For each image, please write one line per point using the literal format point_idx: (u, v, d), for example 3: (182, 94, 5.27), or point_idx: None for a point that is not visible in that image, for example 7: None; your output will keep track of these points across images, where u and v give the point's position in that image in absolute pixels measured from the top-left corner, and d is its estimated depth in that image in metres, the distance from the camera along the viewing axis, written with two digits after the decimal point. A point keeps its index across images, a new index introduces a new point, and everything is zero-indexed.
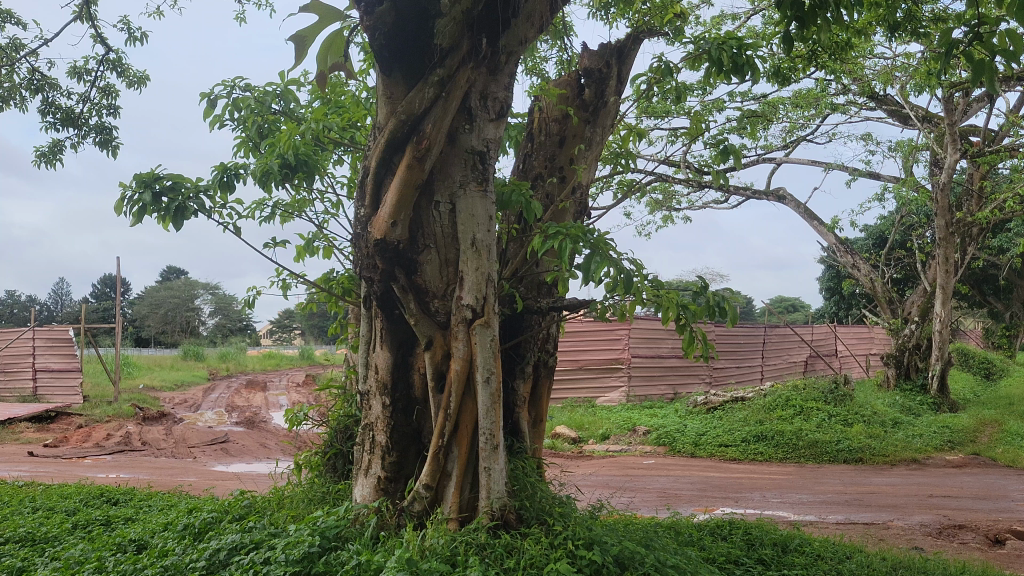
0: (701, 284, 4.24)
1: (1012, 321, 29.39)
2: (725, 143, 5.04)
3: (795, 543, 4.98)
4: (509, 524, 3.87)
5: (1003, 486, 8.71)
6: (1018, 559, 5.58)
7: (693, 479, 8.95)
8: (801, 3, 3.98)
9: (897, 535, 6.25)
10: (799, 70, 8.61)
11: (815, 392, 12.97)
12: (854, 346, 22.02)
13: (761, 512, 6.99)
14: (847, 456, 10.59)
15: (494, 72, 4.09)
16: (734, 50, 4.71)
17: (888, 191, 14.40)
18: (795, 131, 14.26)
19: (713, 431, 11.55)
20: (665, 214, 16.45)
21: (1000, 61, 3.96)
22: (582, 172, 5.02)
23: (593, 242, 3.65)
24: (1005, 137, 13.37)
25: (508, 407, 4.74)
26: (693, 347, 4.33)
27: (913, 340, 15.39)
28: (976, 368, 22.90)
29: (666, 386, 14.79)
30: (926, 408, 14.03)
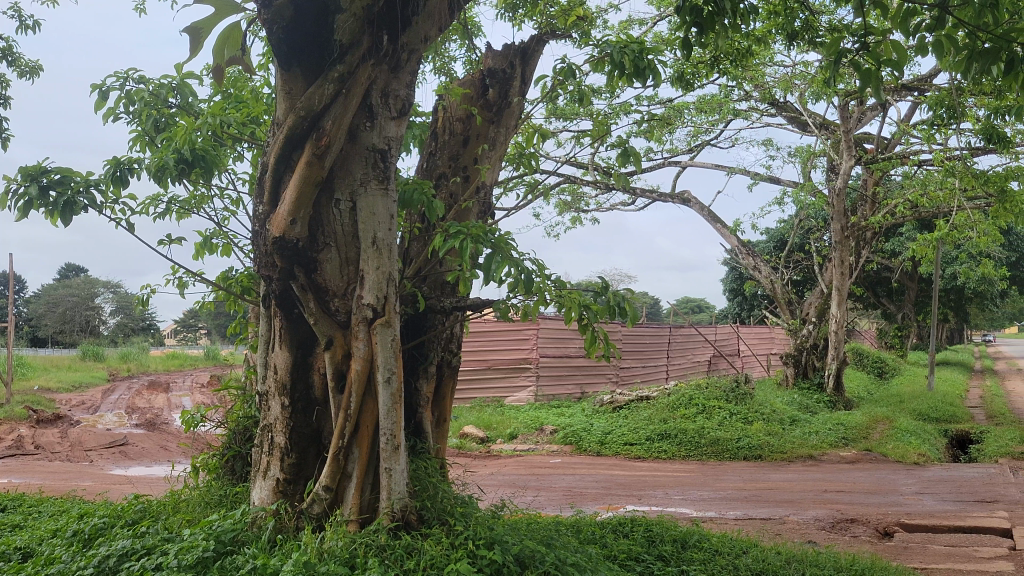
0: (602, 284, 4.26)
1: (904, 322, 30.57)
2: (626, 146, 5.11)
3: (694, 539, 5.09)
4: (410, 525, 3.86)
5: (893, 480, 9.06)
6: (905, 551, 5.80)
7: (599, 478, 9.06)
8: (699, 9, 4.08)
9: (792, 530, 6.43)
10: (704, 76, 8.81)
11: (717, 391, 13.25)
12: (755, 346, 22.59)
13: (663, 509, 7.11)
14: (747, 454, 10.86)
15: (396, 70, 4.07)
16: (635, 54, 4.78)
17: (787, 195, 14.83)
18: (699, 136, 14.55)
19: (618, 430, 11.70)
20: (573, 215, 16.60)
21: (885, 71, 4.12)
22: (486, 172, 5.03)
23: (494, 242, 3.66)
24: (897, 145, 13.88)
25: (411, 407, 4.72)
26: (595, 346, 4.37)
27: (811, 340, 15.87)
28: (870, 367, 23.74)
29: (573, 385, 14.94)
30: (822, 405, 14.49)
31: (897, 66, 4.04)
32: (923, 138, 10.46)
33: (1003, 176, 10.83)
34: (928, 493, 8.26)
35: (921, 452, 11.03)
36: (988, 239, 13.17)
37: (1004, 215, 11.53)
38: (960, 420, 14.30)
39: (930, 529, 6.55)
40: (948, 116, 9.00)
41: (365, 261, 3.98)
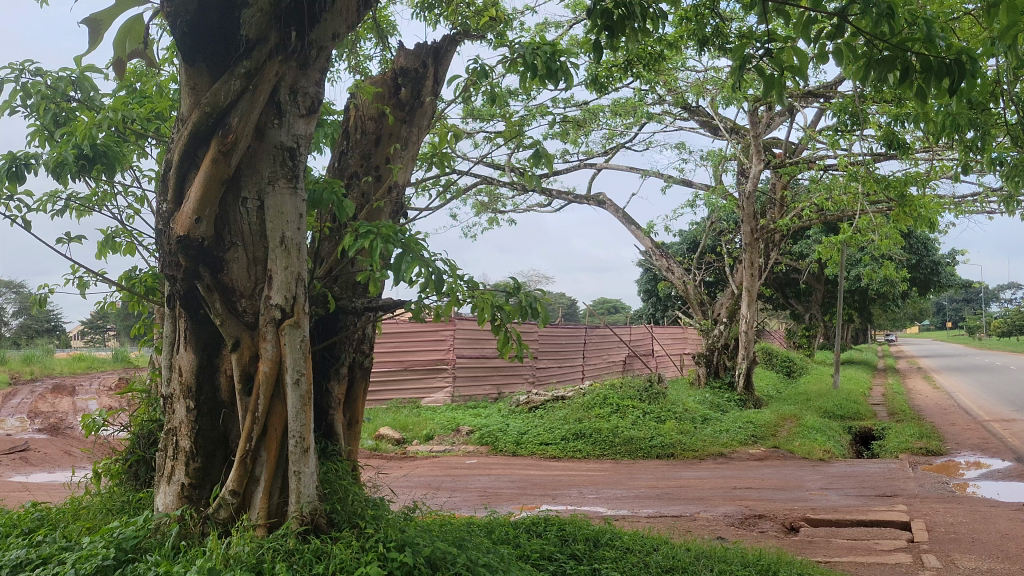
0: (514, 284, 4.28)
1: (811, 322, 31.43)
2: (538, 147, 5.13)
3: (606, 538, 5.14)
4: (320, 528, 3.81)
5: (799, 477, 9.30)
6: (810, 545, 5.97)
7: (514, 478, 9.09)
8: (610, 13, 4.11)
9: (702, 526, 6.55)
10: (618, 79, 8.91)
11: (631, 391, 13.42)
12: (669, 346, 22.95)
13: (577, 508, 7.17)
14: (660, 452, 11.03)
15: (305, 66, 4.01)
16: (548, 56, 4.80)
17: (699, 198, 15.11)
18: (614, 138, 14.71)
19: (534, 430, 11.76)
20: (490, 216, 16.62)
21: (789, 77, 4.24)
22: (399, 171, 5.01)
23: (405, 242, 3.63)
24: (804, 150, 14.25)
25: (322, 409, 4.66)
26: (508, 347, 4.38)
27: (722, 340, 16.21)
28: (779, 366, 24.35)
29: (489, 386, 14.97)
30: (733, 404, 14.80)
31: (798, 72, 4.17)
32: (828, 144, 10.76)
33: (903, 181, 11.22)
34: (833, 488, 8.50)
35: (826, 448, 11.35)
36: (890, 242, 13.63)
37: (905, 219, 11.95)
38: (864, 416, 14.78)
39: (835, 524, 6.75)
40: (851, 123, 9.28)
41: (273, 261, 3.92)
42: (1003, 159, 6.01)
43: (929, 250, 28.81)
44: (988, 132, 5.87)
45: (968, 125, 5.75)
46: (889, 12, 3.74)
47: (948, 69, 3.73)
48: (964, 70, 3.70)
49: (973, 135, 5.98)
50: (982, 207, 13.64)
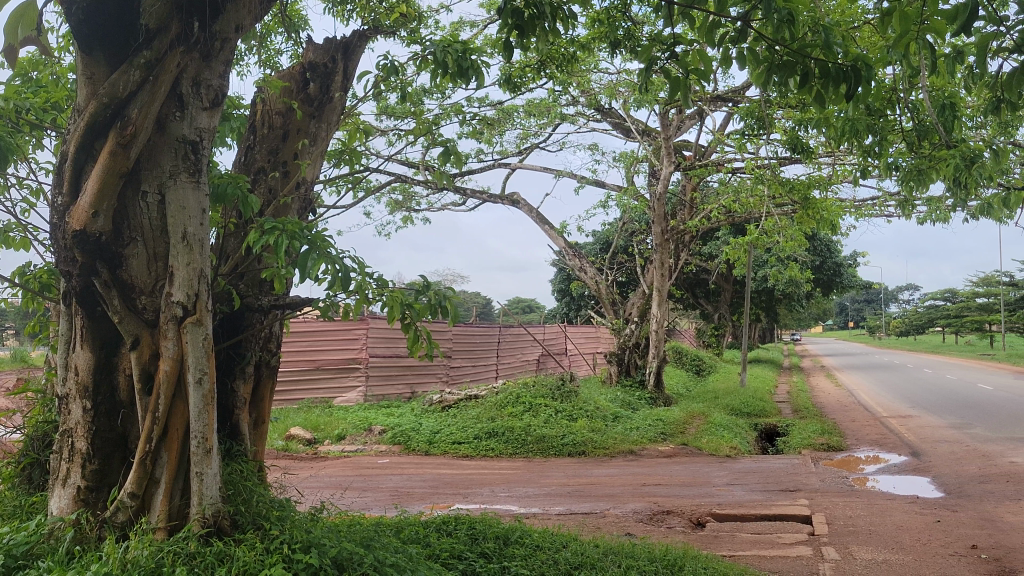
0: (423, 282, 4.24)
1: (720, 321, 32.11)
2: (448, 146, 5.12)
3: (516, 535, 5.16)
4: (223, 530, 3.74)
5: (706, 473, 9.50)
6: (716, 540, 6.10)
7: (425, 477, 9.06)
8: (520, 12, 4.11)
9: (611, 523, 6.63)
10: (532, 79, 8.96)
11: (543, 389, 13.50)
12: (581, 345, 23.16)
13: (488, 507, 7.17)
14: (572, 450, 11.12)
15: (209, 58, 3.92)
16: (459, 54, 4.79)
17: (611, 199, 15.29)
18: (528, 138, 14.77)
19: (446, 429, 11.72)
20: (404, 215, 16.52)
21: (693, 79, 4.32)
22: (306, 167, 4.94)
23: (312, 239, 3.58)
24: (713, 153, 14.52)
25: (227, 409, 4.56)
26: (418, 345, 4.35)
27: (633, 339, 16.42)
28: (689, 364, 24.80)
29: (403, 385, 14.88)
30: (643, 402, 15.01)
31: (702, 75, 4.25)
32: (735, 147, 11.01)
33: (807, 184, 11.54)
34: (738, 484, 8.70)
35: (732, 445, 11.61)
36: (794, 243, 14.00)
37: (808, 221, 12.31)
38: (768, 414, 15.17)
39: (740, 518, 6.90)
40: (757, 127, 9.51)
41: (174, 257, 3.82)
42: (898, 164, 6.24)
43: (832, 252, 29.67)
44: (885, 138, 6.08)
45: (866, 131, 5.96)
46: (789, 18, 3.83)
47: (844, 75, 3.83)
48: (859, 77, 3.81)
49: (871, 141, 6.20)
50: (880, 210, 14.13)
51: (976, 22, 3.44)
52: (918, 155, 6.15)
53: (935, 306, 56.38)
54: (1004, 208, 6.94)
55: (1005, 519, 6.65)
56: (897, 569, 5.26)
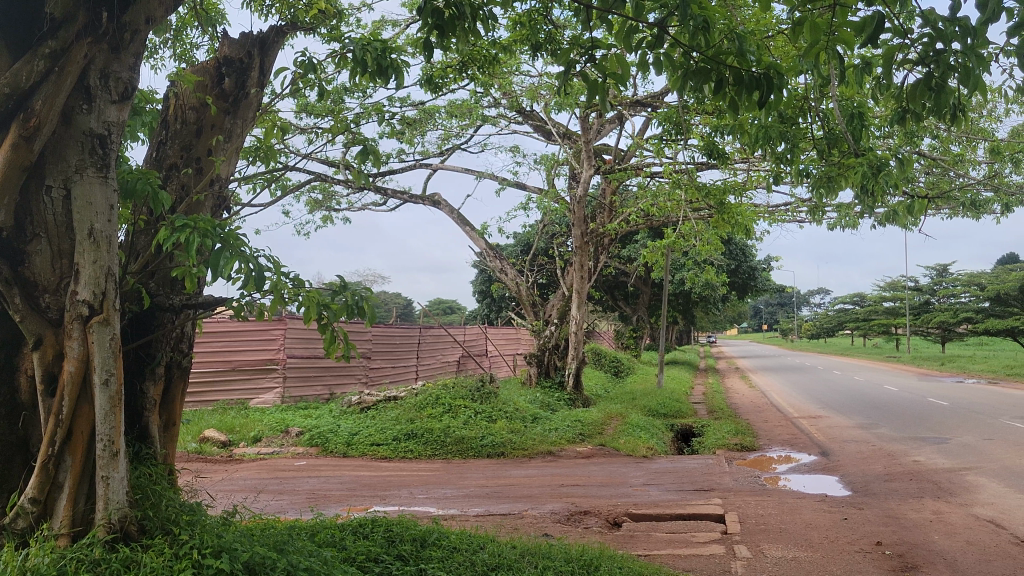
0: (340, 283, 4.19)
1: (638, 323, 32.54)
2: (365, 145, 5.08)
3: (433, 538, 5.14)
4: (130, 536, 3.65)
5: (623, 473, 9.61)
6: (631, 539, 6.17)
7: (342, 479, 8.97)
8: (440, 13, 4.09)
9: (529, 523, 6.67)
10: (453, 80, 8.94)
11: (463, 391, 13.49)
12: (501, 346, 23.22)
13: (405, 509, 7.14)
14: (491, 451, 11.13)
15: (118, 49, 3.82)
16: (378, 53, 4.77)
17: (532, 201, 15.36)
18: (449, 139, 14.73)
19: (365, 431, 11.63)
20: (324, 214, 16.32)
21: (611, 82, 4.36)
22: (220, 163, 4.84)
23: (225, 237, 3.51)
24: (633, 157, 14.68)
25: (135, 410, 4.45)
26: (334, 346, 4.31)
27: (552, 341, 16.52)
28: (608, 365, 25.06)
29: (321, 386, 14.71)
30: (562, 403, 15.10)
31: (619, 79, 4.29)
32: (654, 151, 11.16)
33: (722, 190, 11.77)
34: (654, 483, 8.82)
35: (649, 445, 11.76)
36: (710, 247, 14.25)
37: (723, 225, 12.56)
38: (685, 415, 15.43)
39: (655, 518, 7.00)
40: (675, 132, 9.66)
41: (80, 254, 3.69)
42: (809, 171, 6.39)
43: (747, 256, 30.31)
44: (797, 146, 6.24)
45: (779, 138, 6.10)
46: (703, 25, 3.90)
47: (757, 82, 3.91)
48: (771, 84, 3.89)
49: (783, 149, 6.35)
50: (792, 216, 14.48)
51: (882, 33, 3.54)
52: (828, 162, 6.30)
53: (845, 310, 58.04)
54: (909, 215, 7.18)
55: (907, 515, 6.89)
56: (806, 566, 5.40)
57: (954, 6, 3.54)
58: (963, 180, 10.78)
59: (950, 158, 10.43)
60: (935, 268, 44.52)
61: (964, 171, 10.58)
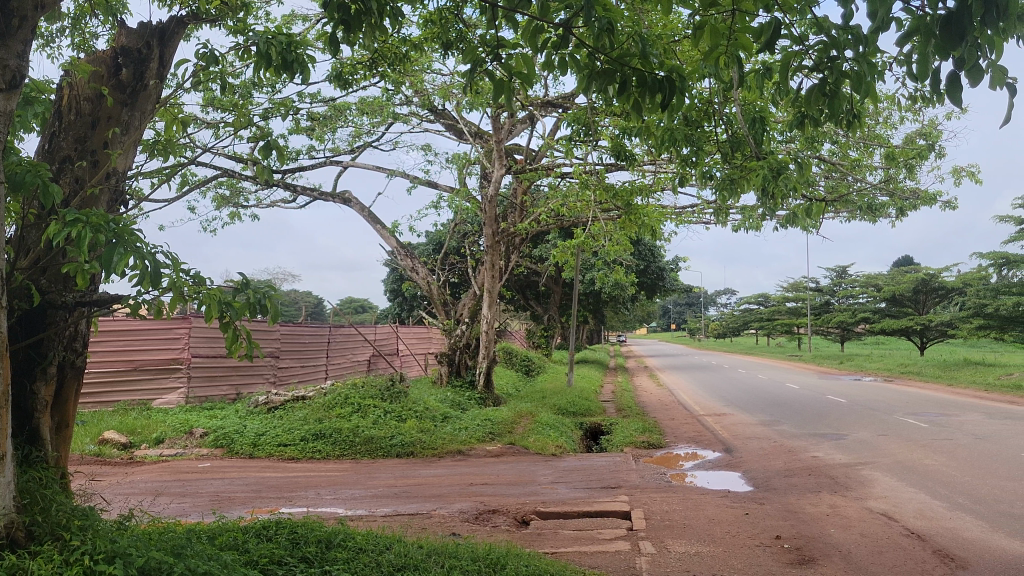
0: (242, 280, 4.09)
1: (549, 323, 32.79)
2: (269, 141, 5.01)
3: (338, 539, 5.07)
4: (17, 542, 3.51)
5: (532, 471, 9.66)
6: (539, 538, 6.20)
7: (248, 481, 8.78)
8: (346, 7, 4.05)
9: (437, 523, 6.64)
10: (365, 77, 8.85)
11: (373, 390, 13.38)
12: (413, 345, 23.10)
13: (312, 510, 7.03)
14: (400, 451, 11.06)
15: (5, 35, 3.69)
16: (284, 47, 4.71)
17: (443, 200, 15.32)
18: (360, 137, 14.57)
19: (272, 431, 11.42)
20: (231, 211, 15.97)
21: (517, 82, 4.38)
22: (118, 157, 4.70)
23: (118, 232, 3.39)
24: (543, 157, 14.75)
25: (25, 412, 4.28)
26: (236, 345, 4.24)
27: (463, 340, 16.51)
28: (518, 365, 25.17)
29: (227, 386, 14.40)
30: (473, 402, 15.09)
31: (526, 79, 4.30)
32: (565, 151, 11.23)
33: (630, 191, 11.93)
34: (563, 482, 8.88)
35: (558, 444, 11.85)
36: (619, 248, 14.44)
37: (631, 226, 12.75)
38: (593, 413, 15.59)
39: (562, 515, 7.05)
40: (585, 133, 9.74)
41: None
42: (713, 174, 6.53)
43: (655, 257, 30.80)
44: (701, 148, 6.37)
45: (683, 141, 6.24)
46: (608, 26, 3.95)
47: (659, 85, 3.95)
48: (674, 87, 3.94)
49: (689, 151, 6.50)
50: (698, 218, 14.78)
51: (778, 40, 3.63)
52: (731, 165, 6.44)
53: (750, 310, 59.51)
54: (808, 219, 7.38)
55: (805, 509, 7.09)
56: (708, 560, 5.50)
57: (847, 14, 3.65)
58: (860, 185, 11.13)
59: (849, 163, 10.79)
60: (835, 269, 45.99)
61: (860, 176, 10.95)
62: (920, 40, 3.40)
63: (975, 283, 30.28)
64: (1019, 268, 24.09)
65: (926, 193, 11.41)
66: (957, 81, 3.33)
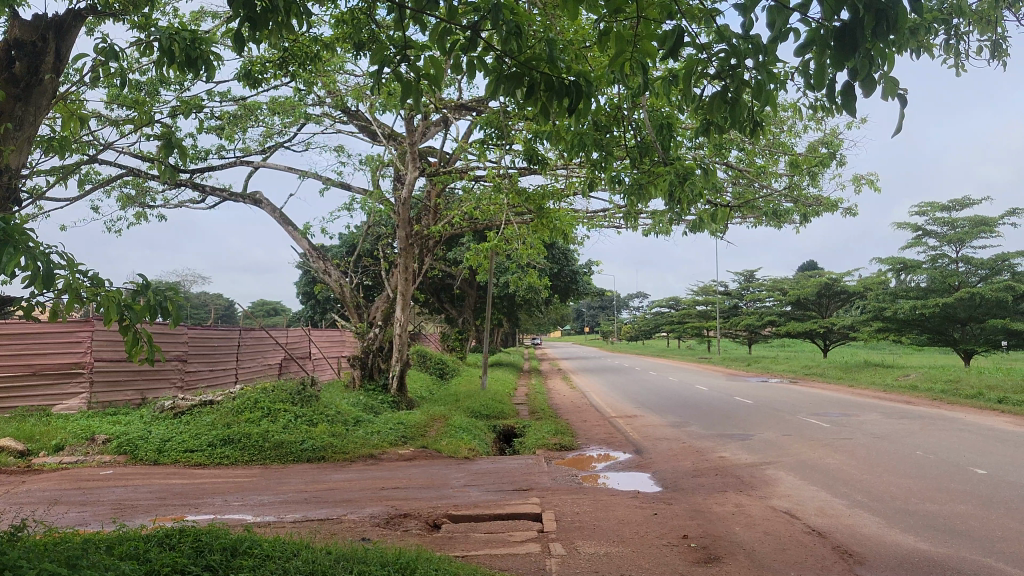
0: (143, 282, 3.98)
1: (463, 326, 32.85)
2: (172, 139, 4.92)
3: (244, 546, 4.97)
4: None
5: (445, 474, 9.66)
6: (449, 541, 6.19)
7: (152, 488, 8.55)
8: (255, 6, 3.98)
9: (348, 528, 6.57)
10: (277, 75, 8.70)
11: (283, 394, 13.19)
12: (326, 348, 22.85)
13: (218, 517, 6.88)
14: (311, 455, 10.92)
15: None
16: (188, 44, 4.61)
17: (356, 202, 15.17)
18: (272, 137, 14.32)
19: (178, 437, 11.14)
20: (137, 211, 15.52)
21: (425, 84, 4.37)
22: (10, 153, 4.51)
23: (7, 231, 3.27)
24: (457, 160, 14.71)
25: None
26: (137, 349, 4.13)
27: (376, 343, 16.33)
28: (432, 367, 25.12)
29: (131, 391, 13.98)
30: (386, 405, 14.97)
31: (434, 81, 4.28)
32: (478, 154, 11.24)
33: (543, 195, 12.01)
34: (475, 484, 8.90)
35: (471, 447, 11.86)
36: (531, 251, 14.53)
37: (543, 230, 12.82)
38: (506, 416, 15.63)
39: (474, 519, 7.04)
40: (498, 137, 9.78)
41: None
42: (622, 178, 6.62)
43: (568, 260, 31.08)
44: (610, 153, 6.46)
45: (593, 145, 6.31)
46: (516, 31, 3.96)
47: (566, 90, 3.98)
48: (581, 92, 3.98)
49: (598, 156, 6.57)
50: (610, 222, 14.94)
51: (681, 47, 3.70)
52: (640, 171, 6.55)
53: (661, 313, 60.46)
54: (715, 224, 7.52)
55: (712, 509, 7.24)
56: (617, 561, 5.56)
57: (746, 24, 3.74)
58: (766, 191, 11.40)
59: (755, 170, 11.06)
60: (743, 273, 47.18)
61: (766, 182, 11.24)
62: (816, 51, 3.51)
63: (874, 288, 31.33)
64: (916, 274, 24.98)
65: (828, 200, 11.77)
66: (853, 91, 3.45)
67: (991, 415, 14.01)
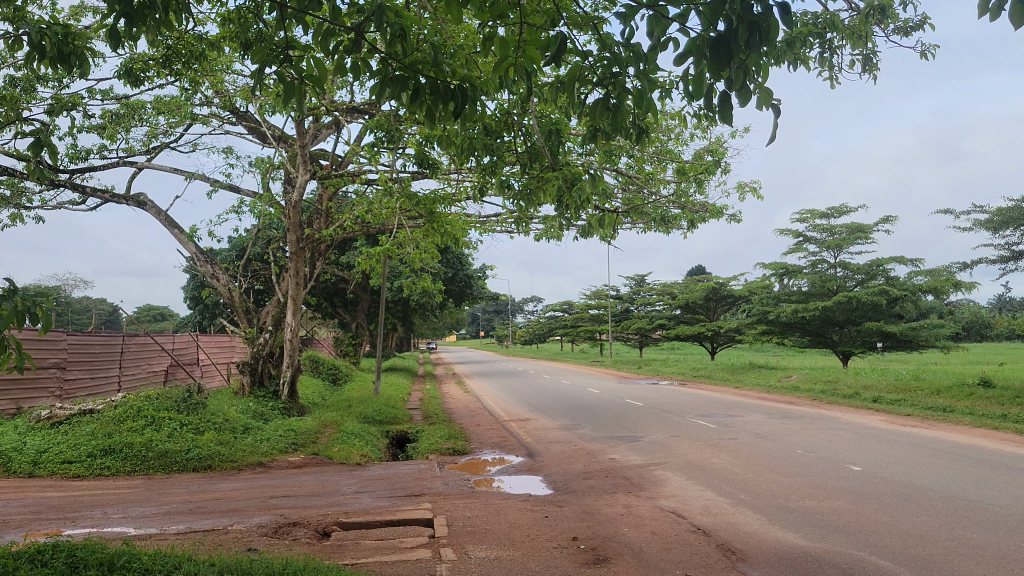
0: (10, 287, 3.82)
1: (356, 331, 32.58)
2: (45, 137, 4.78)
3: (123, 560, 4.79)
4: None
5: (336, 481, 9.53)
6: (339, 549, 6.11)
7: (26, 501, 8.17)
8: (132, 1, 3.87)
9: (234, 538, 6.42)
10: (159, 71, 8.40)
11: (167, 402, 12.79)
12: (215, 354, 22.30)
13: (97, 531, 6.63)
14: (197, 465, 10.63)
15: None
16: (60, 40, 4.44)
17: (244, 205, 14.83)
18: (156, 137, 13.88)
19: (55, 448, 10.67)
20: (13, 213, 14.83)
21: (309, 86, 4.31)
22: None
23: None
24: (349, 163, 14.51)
25: None
26: (5, 357, 3.95)
27: (266, 349, 15.96)
28: (325, 373, 24.78)
29: (7, 401, 13.28)
30: (276, 412, 14.66)
31: (318, 81, 4.21)
32: (370, 156, 11.14)
33: (434, 199, 11.96)
34: (366, 491, 8.81)
35: (363, 453, 11.72)
36: (424, 255, 14.45)
37: (435, 234, 12.78)
38: (400, 421, 15.52)
39: (364, 525, 6.97)
40: (389, 139, 9.70)
41: None
42: (512, 183, 6.64)
43: (463, 264, 31.10)
44: (502, 158, 6.49)
45: (484, 150, 6.32)
46: (401, 33, 3.96)
47: (451, 93, 3.99)
48: (465, 96, 3.99)
49: (491, 161, 6.59)
50: (502, 227, 14.96)
51: (565, 53, 3.75)
52: (530, 177, 6.57)
53: (555, 317, 61.08)
54: (605, 229, 7.59)
55: (602, 510, 7.34)
56: (507, 564, 5.58)
57: (626, 32, 3.82)
58: (654, 197, 11.61)
59: (644, 176, 11.25)
60: (634, 278, 48.11)
61: (654, 189, 11.45)
62: (694, 60, 3.59)
63: (760, 292, 32.32)
64: (798, 277, 25.71)
65: (714, 207, 12.07)
66: (729, 100, 3.55)
67: (868, 415, 14.58)
